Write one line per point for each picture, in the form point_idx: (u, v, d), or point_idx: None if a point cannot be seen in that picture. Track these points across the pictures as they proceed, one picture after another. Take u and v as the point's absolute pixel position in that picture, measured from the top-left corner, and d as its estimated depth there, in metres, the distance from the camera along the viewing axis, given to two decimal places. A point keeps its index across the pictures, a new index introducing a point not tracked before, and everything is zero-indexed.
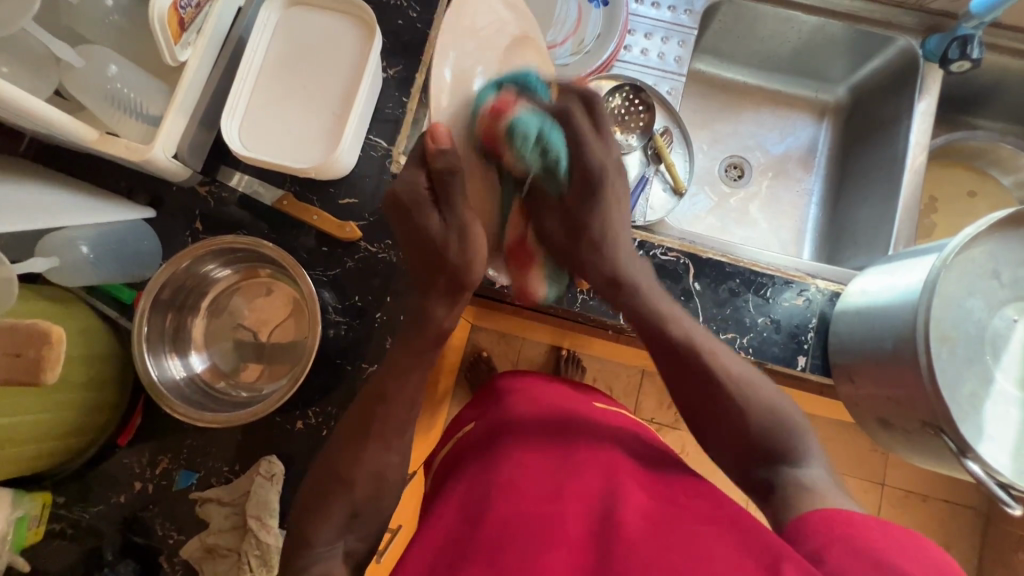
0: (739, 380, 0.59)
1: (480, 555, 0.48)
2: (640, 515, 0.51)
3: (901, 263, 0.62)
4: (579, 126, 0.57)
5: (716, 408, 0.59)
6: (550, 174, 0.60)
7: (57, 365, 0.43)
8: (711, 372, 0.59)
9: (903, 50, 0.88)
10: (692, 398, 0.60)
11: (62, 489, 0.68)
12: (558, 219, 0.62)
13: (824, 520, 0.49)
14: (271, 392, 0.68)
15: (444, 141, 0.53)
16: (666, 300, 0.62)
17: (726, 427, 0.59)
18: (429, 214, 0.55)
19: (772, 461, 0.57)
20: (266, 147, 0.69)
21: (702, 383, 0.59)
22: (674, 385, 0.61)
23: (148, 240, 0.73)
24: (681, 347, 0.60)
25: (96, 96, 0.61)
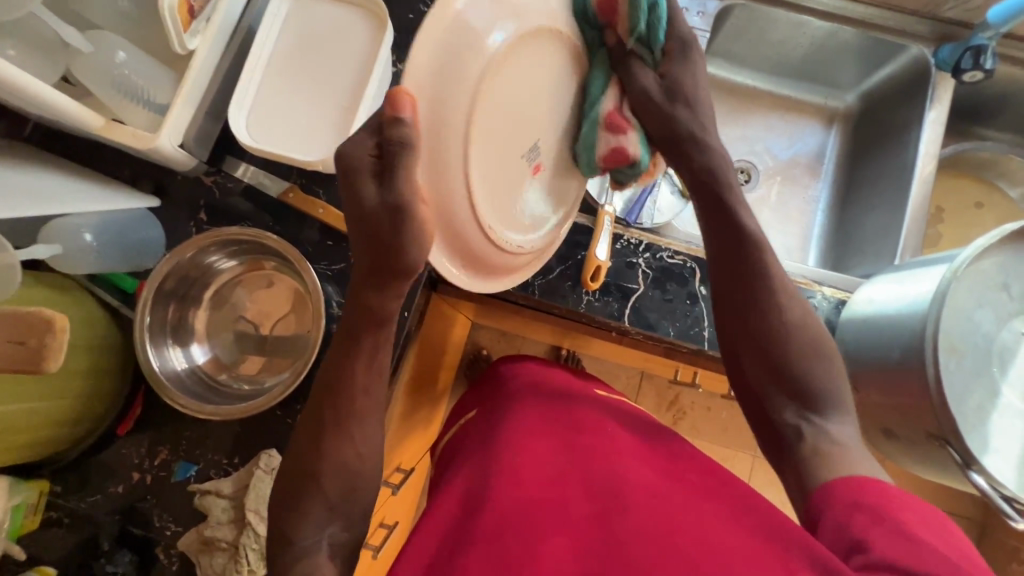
0: (788, 289, 0.58)
1: (482, 539, 0.48)
2: (644, 499, 0.49)
3: (909, 273, 0.62)
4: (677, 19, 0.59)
5: (758, 315, 0.58)
6: (647, 41, 0.59)
7: (59, 353, 0.43)
8: (767, 277, 0.58)
9: (916, 58, 0.87)
10: (733, 295, 0.60)
11: (60, 479, 0.68)
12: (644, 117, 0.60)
13: (848, 486, 0.48)
14: (273, 385, 0.68)
15: (408, 113, 0.40)
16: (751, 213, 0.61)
17: (767, 327, 0.57)
18: (367, 183, 0.45)
19: (799, 399, 0.55)
20: (272, 139, 0.68)
21: (753, 288, 0.58)
22: (719, 278, 0.60)
23: (152, 230, 0.72)
24: (737, 244, 0.59)
25: (103, 82, 0.60)
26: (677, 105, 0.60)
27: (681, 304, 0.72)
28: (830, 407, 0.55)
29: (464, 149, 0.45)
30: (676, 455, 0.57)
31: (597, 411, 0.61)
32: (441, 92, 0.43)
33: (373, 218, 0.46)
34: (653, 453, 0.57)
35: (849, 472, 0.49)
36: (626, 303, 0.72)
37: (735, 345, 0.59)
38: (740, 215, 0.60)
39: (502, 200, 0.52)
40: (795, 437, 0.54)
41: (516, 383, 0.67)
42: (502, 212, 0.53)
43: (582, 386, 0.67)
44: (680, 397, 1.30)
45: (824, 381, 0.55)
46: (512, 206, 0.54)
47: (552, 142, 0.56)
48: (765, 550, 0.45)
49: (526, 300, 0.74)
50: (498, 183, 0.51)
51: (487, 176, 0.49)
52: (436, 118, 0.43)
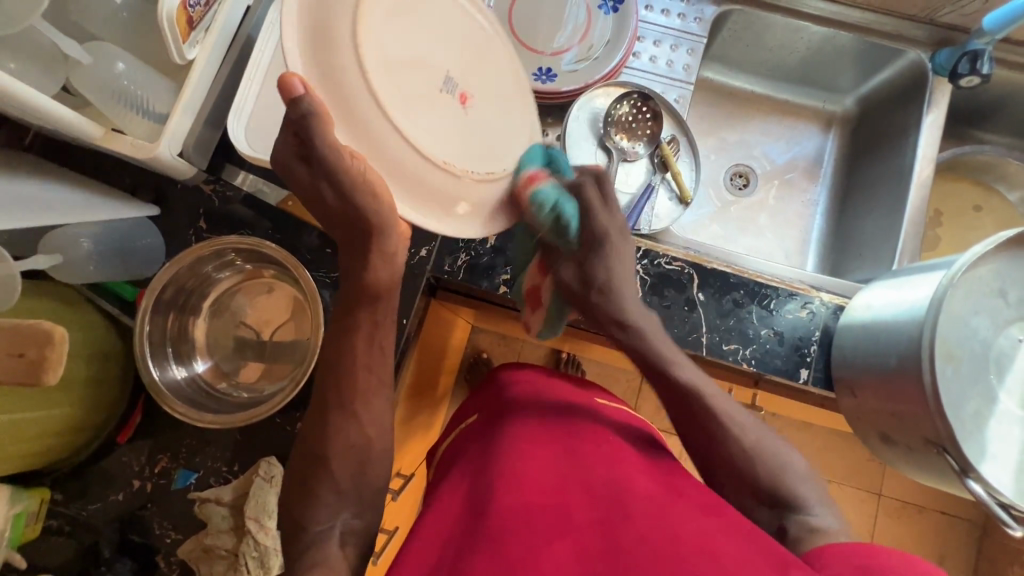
0: (740, 426, 0.60)
1: (485, 544, 0.48)
2: (644, 507, 0.50)
3: (907, 280, 0.62)
4: (588, 199, 0.61)
5: (718, 452, 0.59)
6: (560, 233, 0.63)
7: (58, 365, 0.43)
8: (712, 420, 0.60)
9: (912, 63, 0.88)
10: (694, 437, 0.61)
11: (61, 487, 0.68)
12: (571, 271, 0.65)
13: (837, 551, 0.49)
14: (272, 393, 0.68)
15: (300, 92, 0.44)
16: (661, 339, 0.64)
17: (731, 461, 0.59)
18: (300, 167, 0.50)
19: (778, 505, 0.57)
20: (271, 147, 0.68)
21: (704, 428, 0.60)
22: (679, 426, 0.62)
23: (152, 238, 0.72)
24: (682, 397, 0.61)
25: (102, 93, 0.61)
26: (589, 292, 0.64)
27: (679, 310, 0.72)
28: (806, 501, 0.57)
29: (368, 90, 0.45)
30: (673, 471, 0.57)
31: (596, 420, 0.62)
32: (320, 66, 0.45)
33: (321, 194, 0.51)
34: (651, 466, 0.57)
35: (833, 544, 0.51)
36: None
37: (706, 466, 0.61)
38: (673, 363, 0.62)
39: (439, 130, 0.49)
40: (783, 535, 0.56)
41: (516, 389, 0.67)
42: (444, 142, 0.50)
43: (581, 394, 0.68)
44: None
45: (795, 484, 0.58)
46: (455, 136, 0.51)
47: (479, 74, 0.53)
48: (763, 558, 0.45)
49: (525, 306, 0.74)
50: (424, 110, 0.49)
51: (408, 111, 0.47)
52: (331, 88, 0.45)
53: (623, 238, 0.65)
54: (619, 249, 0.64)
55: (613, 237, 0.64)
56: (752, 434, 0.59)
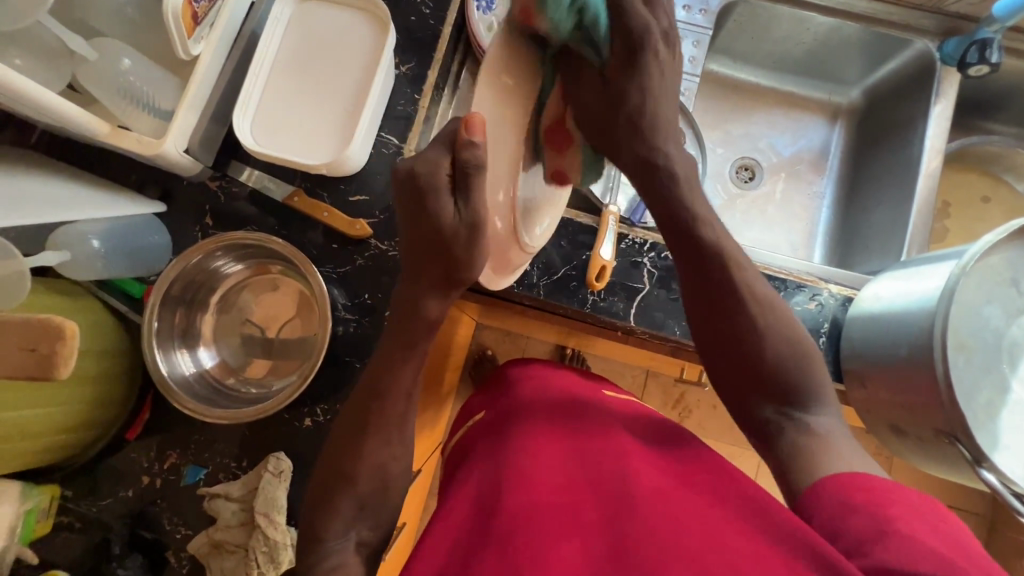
0: (762, 301, 0.56)
1: (495, 545, 0.47)
2: (653, 500, 0.50)
3: (916, 270, 0.62)
4: (625, 4, 0.47)
5: (734, 337, 0.56)
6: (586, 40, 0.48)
7: (70, 360, 0.43)
8: (735, 292, 0.56)
9: (920, 53, 0.87)
10: (710, 319, 0.57)
11: (71, 483, 0.69)
12: (592, 95, 0.51)
13: (839, 485, 0.47)
14: (281, 388, 0.68)
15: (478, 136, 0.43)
16: (702, 200, 0.57)
17: (746, 350, 0.55)
18: (442, 200, 0.47)
19: (781, 400, 0.54)
20: (277, 142, 0.68)
21: (723, 305, 0.56)
22: (693, 302, 0.58)
23: (158, 235, 0.72)
24: (702, 247, 0.56)
25: (108, 89, 0.61)
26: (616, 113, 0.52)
27: None
28: (814, 400, 0.54)
29: None
30: (682, 457, 0.57)
31: (603, 411, 0.62)
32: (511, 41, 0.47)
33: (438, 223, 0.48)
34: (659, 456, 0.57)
35: (833, 471, 0.49)
36: (631, 303, 0.72)
37: (712, 345, 0.57)
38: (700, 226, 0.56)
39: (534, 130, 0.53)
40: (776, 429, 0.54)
41: (523, 388, 0.67)
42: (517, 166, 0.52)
43: (588, 386, 0.67)
44: (686, 395, 1.30)
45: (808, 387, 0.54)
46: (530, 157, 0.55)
47: None
48: (775, 552, 0.44)
49: (532, 301, 0.74)
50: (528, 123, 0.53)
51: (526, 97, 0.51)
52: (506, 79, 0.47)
53: (668, 44, 0.52)
54: (659, 70, 0.52)
55: (654, 33, 0.50)
56: (772, 309, 0.56)
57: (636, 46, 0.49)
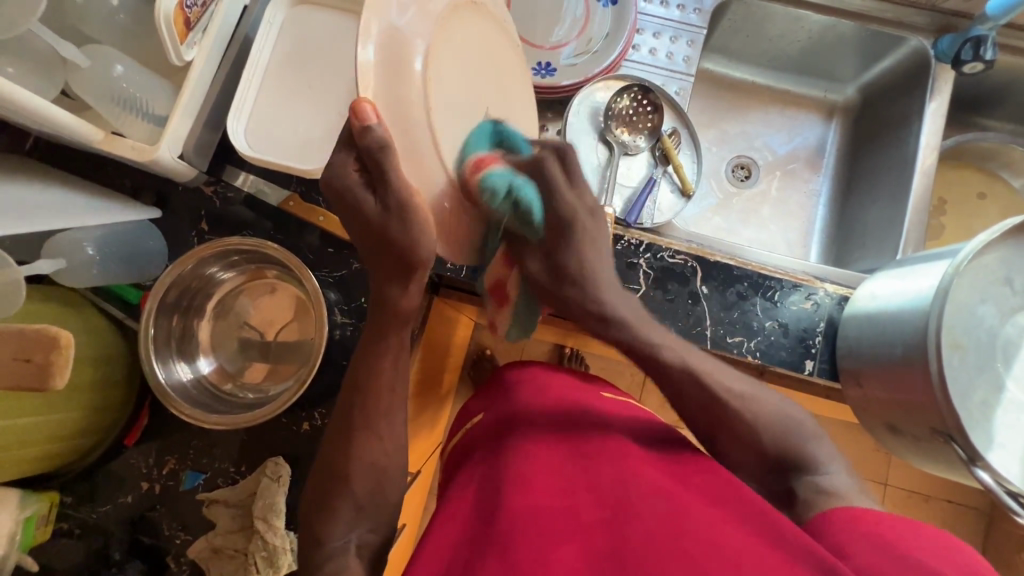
0: (739, 395, 0.58)
1: (494, 548, 0.47)
2: (652, 504, 0.49)
3: (911, 269, 0.62)
4: (551, 179, 0.53)
5: (725, 429, 0.57)
6: (523, 221, 0.54)
7: (65, 370, 0.43)
8: (716, 395, 0.57)
9: (915, 50, 0.86)
10: (699, 419, 0.59)
11: (70, 489, 0.69)
12: (538, 261, 0.58)
13: (844, 520, 0.49)
14: (278, 393, 0.68)
15: (371, 118, 0.41)
16: (653, 328, 0.60)
17: (744, 439, 0.57)
18: (365, 198, 0.46)
19: (788, 471, 0.56)
20: (272, 147, 0.68)
21: (709, 407, 0.58)
22: (675, 405, 0.60)
23: (154, 241, 0.72)
24: (669, 367, 0.58)
25: (101, 96, 0.61)
26: (563, 285, 0.58)
27: (683, 303, 0.71)
28: (818, 463, 0.56)
29: None
30: (681, 459, 0.57)
31: (602, 413, 0.62)
32: (422, 23, 0.44)
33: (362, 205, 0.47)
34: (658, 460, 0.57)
35: (843, 504, 0.51)
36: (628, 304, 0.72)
37: (704, 432, 0.59)
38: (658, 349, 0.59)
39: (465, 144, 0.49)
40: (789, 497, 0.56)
41: (521, 391, 0.67)
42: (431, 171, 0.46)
43: (587, 389, 0.68)
44: None
45: (811, 455, 0.56)
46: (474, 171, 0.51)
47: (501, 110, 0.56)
48: (772, 553, 0.45)
49: None
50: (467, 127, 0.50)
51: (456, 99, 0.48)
52: (395, 64, 0.43)
53: (593, 217, 0.58)
54: (591, 233, 0.58)
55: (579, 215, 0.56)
56: (753, 402, 0.57)
57: (565, 226, 0.56)
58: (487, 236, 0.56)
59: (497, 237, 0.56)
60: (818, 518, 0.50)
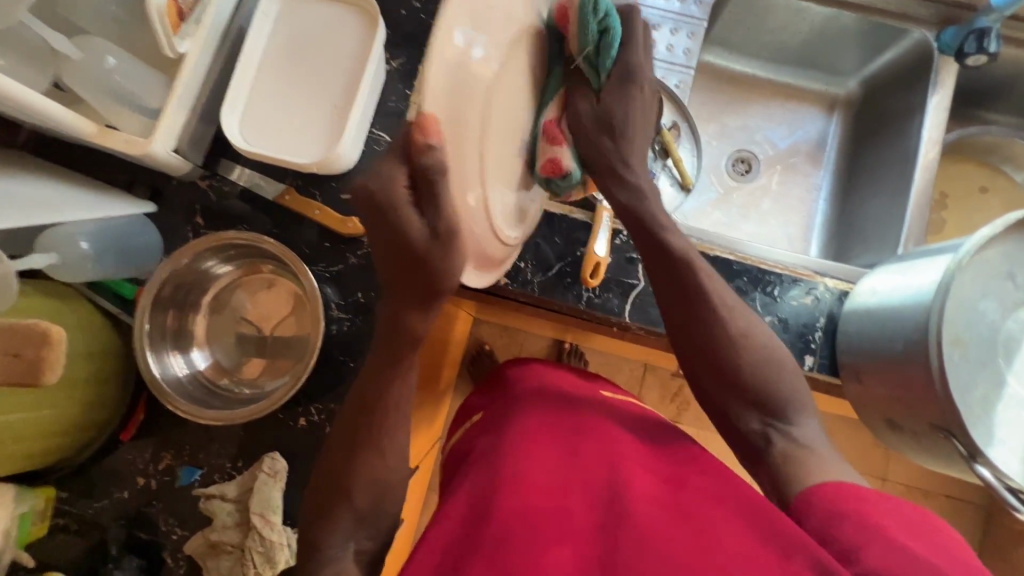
0: (727, 308, 0.57)
1: (485, 551, 0.47)
2: (646, 506, 0.49)
3: (911, 264, 0.62)
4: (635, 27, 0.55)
5: (704, 345, 0.57)
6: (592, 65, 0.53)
7: (57, 365, 0.43)
8: (702, 291, 0.57)
9: (918, 42, 0.85)
10: (681, 323, 0.58)
11: (66, 485, 0.68)
12: (588, 106, 0.54)
13: (827, 497, 0.47)
14: (274, 389, 0.68)
15: (435, 138, 0.34)
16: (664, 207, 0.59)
17: (718, 356, 0.56)
18: (407, 218, 0.40)
19: (759, 403, 0.55)
20: (266, 141, 0.68)
21: (692, 308, 0.57)
22: (663, 305, 0.59)
23: (149, 236, 0.72)
24: (671, 258, 0.58)
25: (94, 88, 0.60)
26: (602, 133, 0.55)
27: None
28: (793, 409, 0.55)
29: None
30: (679, 456, 0.57)
31: (599, 411, 0.62)
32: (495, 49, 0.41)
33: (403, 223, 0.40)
34: (655, 458, 0.56)
35: (818, 480, 0.50)
36: (626, 300, 0.71)
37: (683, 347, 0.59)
38: (665, 237, 0.57)
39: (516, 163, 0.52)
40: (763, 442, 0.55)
41: (520, 389, 0.67)
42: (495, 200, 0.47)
43: (585, 386, 0.68)
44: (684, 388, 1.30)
45: (785, 393, 0.55)
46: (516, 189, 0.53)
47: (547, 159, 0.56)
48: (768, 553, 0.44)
49: (527, 298, 0.74)
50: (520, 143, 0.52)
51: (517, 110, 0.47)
52: (458, 76, 0.36)
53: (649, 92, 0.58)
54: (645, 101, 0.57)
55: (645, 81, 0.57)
56: (739, 318, 0.57)
57: (631, 74, 0.55)
58: (548, 89, 0.52)
59: (556, 92, 0.53)
60: (801, 494, 0.49)
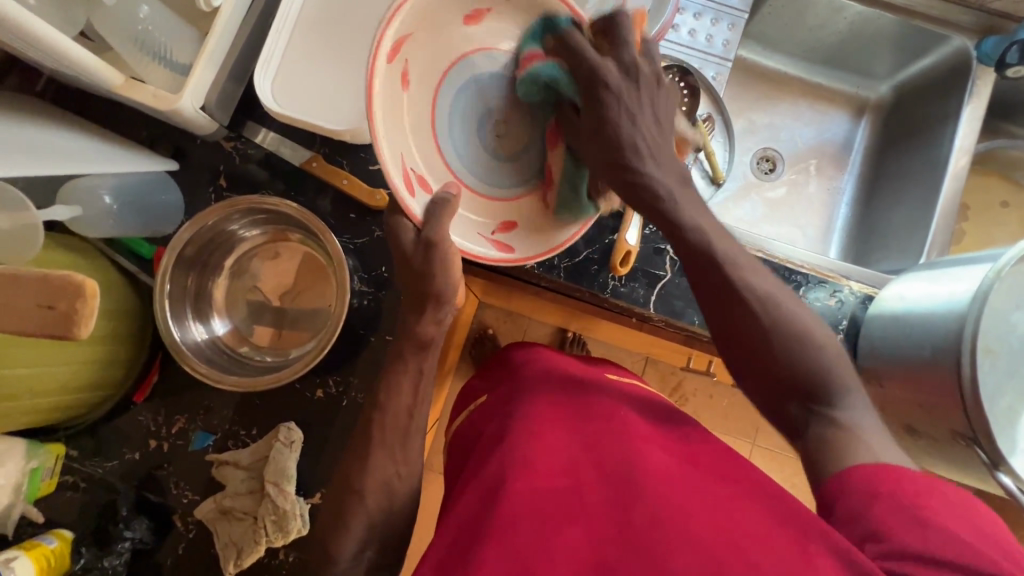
0: (773, 302, 0.51)
1: (496, 534, 0.47)
2: (657, 485, 0.49)
3: (941, 271, 0.62)
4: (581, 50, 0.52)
5: (749, 348, 0.51)
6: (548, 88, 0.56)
7: (89, 320, 0.41)
8: (742, 300, 0.51)
9: (957, 50, 0.84)
10: (721, 337, 0.52)
11: (75, 442, 0.67)
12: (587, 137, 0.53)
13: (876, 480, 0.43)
14: (297, 357, 0.67)
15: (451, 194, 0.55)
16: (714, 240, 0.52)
17: (765, 355, 0.50)
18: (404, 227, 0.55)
19: (811, 399, 0.49)
20: (299, 105, 0.65)
21: (731, 320, 0.51)
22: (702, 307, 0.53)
23: (170, 194, 0.70)
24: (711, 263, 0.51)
25: (124, 38, 0.58)
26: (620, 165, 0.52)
27: None
28: (836, 391, 0.49)
29: None
30: (690, 439, 0.57)
31: (607, 393, 0.62)
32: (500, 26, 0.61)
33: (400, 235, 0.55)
34: (665, 437, 0.57)
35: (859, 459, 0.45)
36: (652, 290, 0.71)
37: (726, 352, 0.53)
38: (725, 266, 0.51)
39: (449, 165, 0.62)
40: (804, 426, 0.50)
41: (529, 370, 0.67)
42: (499, 206, 0.63)
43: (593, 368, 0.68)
44: (683, 383, 1.31)
45: (840, 387, 0.49)
46: (515, 176, 0.63)
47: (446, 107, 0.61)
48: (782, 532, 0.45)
49: (552, 282, 0.73)
50: (439, 137, 0.61)
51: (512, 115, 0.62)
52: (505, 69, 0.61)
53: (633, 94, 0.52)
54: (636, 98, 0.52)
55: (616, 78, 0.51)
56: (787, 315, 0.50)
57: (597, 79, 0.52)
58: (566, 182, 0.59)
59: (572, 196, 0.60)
60: (846, 471, 0.45)
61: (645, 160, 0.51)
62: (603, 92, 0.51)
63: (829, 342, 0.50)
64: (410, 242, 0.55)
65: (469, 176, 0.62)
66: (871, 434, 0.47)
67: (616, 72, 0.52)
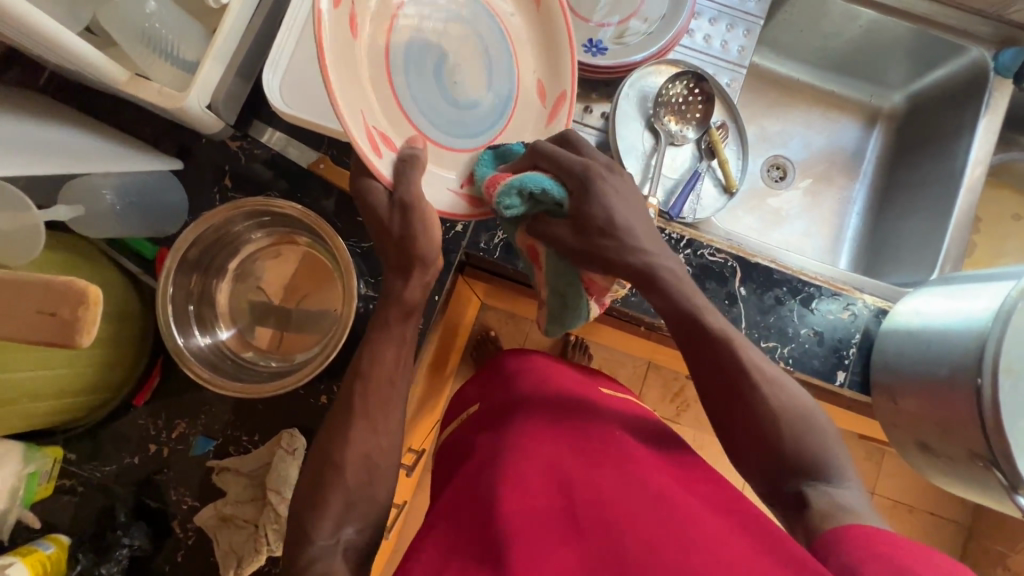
0: (772, 378, 0.52)
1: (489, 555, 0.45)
2: (652, 509, 0.48)
3: (958, 288, 0.61)
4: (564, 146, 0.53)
5: (745, 413, 0.51)
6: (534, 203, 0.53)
7: (92, 328, 0.39)
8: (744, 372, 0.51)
9: (974, 61, 0.83)
10: (716, 402, 0.53)
11: (73, 445, 0.66)
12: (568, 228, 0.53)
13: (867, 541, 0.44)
14: (304, 362, 0.65)
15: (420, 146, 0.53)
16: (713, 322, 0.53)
17: (759, 429, 0.51)
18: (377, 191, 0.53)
19: (800, 473, 0.51)
20: (305, 105, 0.63)
21: (728, 386, 0.52)
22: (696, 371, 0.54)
23: (174, 194, 0.69)
24: (711, 338, 0.52)
25: (130, 33, 0.56)
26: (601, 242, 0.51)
27: (720, 303, 0.70)
28: (825, 468, 0.51)
29: None
30: (684, 465, 0.56)
31: (603, 410, 0.61)
32: None
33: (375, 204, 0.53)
34: (661, 460, 0.56)
35: (847, 522, 0.47)
36: None
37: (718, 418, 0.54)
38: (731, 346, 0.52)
39: (411, 120, 0.56)
40: (799, 504, 0.50)
41: (526, 381, 0.66)
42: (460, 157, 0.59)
43: (589, 382, 0.67)
44: (685, 390, 1.30)
45: (826, 461, 0.51)
46: (478, 124, 0.60)
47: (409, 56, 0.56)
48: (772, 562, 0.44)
49: None
50: (399, 89, 0.55)
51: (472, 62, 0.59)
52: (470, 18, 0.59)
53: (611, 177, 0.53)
54: (615, 186, 0.52)
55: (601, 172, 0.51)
56: (781, 392, 0.52)
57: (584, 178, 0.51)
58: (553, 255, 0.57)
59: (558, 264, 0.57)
60: (832, 532, 0.46)
61: (635, 250, 0.51)
62: (592, 186, 0.51)
63: (815, 412, 0.52)
64: (418, 248, 0.54)
65: (428, 127, 0.57)
66: (857, 508, 0.49)
67: (600, 167, 0.52)
